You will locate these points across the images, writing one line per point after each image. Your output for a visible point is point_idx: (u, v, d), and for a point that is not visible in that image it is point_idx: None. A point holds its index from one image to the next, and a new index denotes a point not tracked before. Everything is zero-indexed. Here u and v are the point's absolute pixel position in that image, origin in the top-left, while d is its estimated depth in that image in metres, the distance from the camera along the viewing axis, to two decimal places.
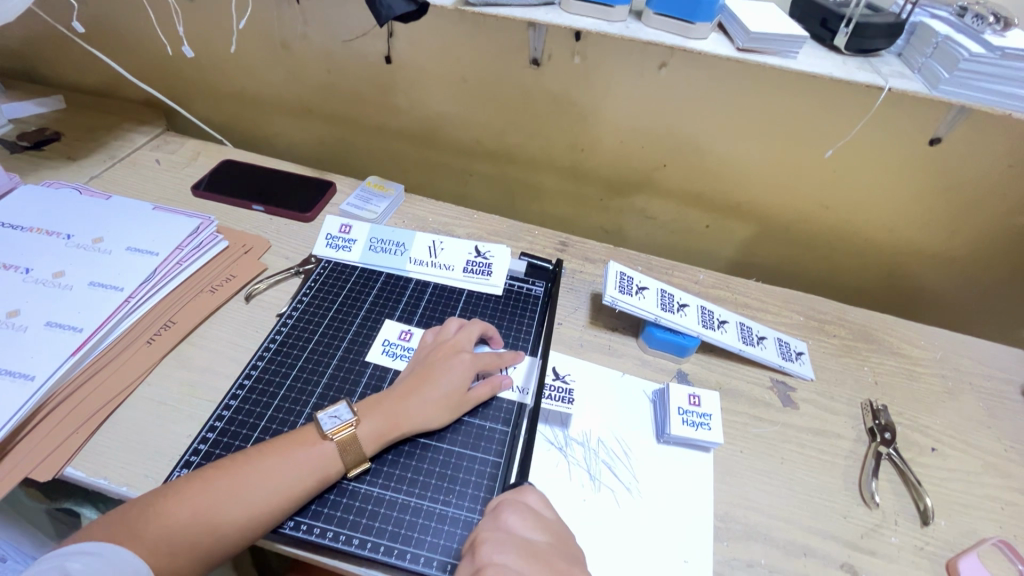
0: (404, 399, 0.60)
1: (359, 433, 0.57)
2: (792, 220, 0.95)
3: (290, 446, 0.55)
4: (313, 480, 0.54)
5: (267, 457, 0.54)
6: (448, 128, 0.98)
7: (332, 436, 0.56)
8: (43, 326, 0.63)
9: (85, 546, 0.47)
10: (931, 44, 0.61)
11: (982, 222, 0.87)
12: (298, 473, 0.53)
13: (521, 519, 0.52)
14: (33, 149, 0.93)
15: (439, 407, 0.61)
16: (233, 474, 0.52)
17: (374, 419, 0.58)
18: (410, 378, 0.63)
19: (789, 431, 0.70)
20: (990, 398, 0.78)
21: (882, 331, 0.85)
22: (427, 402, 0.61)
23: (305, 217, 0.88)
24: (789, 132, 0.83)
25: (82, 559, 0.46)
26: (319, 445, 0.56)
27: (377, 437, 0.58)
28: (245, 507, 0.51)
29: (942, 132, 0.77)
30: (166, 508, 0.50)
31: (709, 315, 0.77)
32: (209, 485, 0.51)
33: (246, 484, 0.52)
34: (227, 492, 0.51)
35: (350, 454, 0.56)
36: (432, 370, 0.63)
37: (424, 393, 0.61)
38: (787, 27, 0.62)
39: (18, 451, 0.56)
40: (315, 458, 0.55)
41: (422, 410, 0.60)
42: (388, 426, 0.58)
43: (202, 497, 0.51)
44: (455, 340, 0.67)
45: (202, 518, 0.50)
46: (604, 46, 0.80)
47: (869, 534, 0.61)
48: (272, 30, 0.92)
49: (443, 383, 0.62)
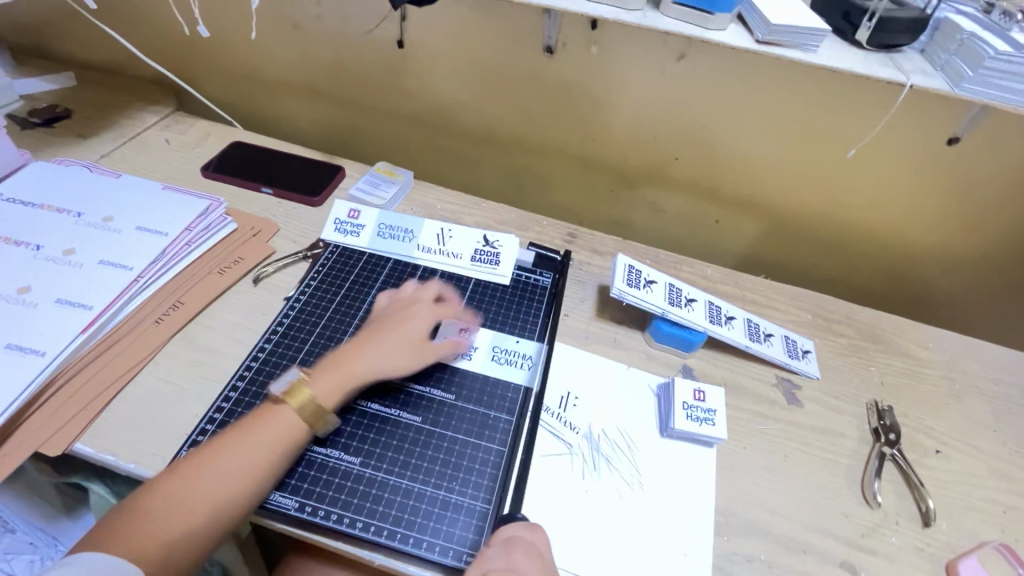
0: (355, 349, 0.62)
1: (314, 388, 0.58)
2: (803, 218, 0.94)
3: (271, 415, 0.56)
4: (305, 444, 0.56)
5: (258, 428, 0.55)
6: (459, 115, 0.97)
7: (290, 398, 0.57)
8: (54, 303, 0.64)
9: (93, 540, 0.47)
10: (956, 40, 0.60)
11: (996, 224, 0.86)
12: (290, 439, 0.55)
13: (532, 563, 0.49)
14: (44, 125, 0.93)
15: (396, 353, 0.62)
16: (233, 451, 0.53)
17: (326, 373, 0.59)
18: (363, 332, 0.64)
19: (792, 429, 0.70)
20: (997, 401, 0.77)
21: (889, 332, 0.84)
22: (382, 350, 0.62)
23: (313, 201, 0.87)
24: (805, 126, 0.82)
25: (87, 551, 0.46)
26: (284, 407, 0.56)
27: (335, 387, 0.59)
28: (250, 481, 0.52)
29: (961, 132, 0.77)
30: (175, 491, 0.50)
31: (716, 310, 0.77)
32: (213, 465, 0.52)
33: (250, 459, 0.53)
34: (232, 471, 0.52)
35: (314, 407, 0.57)
36: (383, 323, 0.65)
37: (377, 341, 0.62)
38: (809, 20, 0.60)
39: (28, 425, 0.57)
40: (298, 422, 0.56)
41: (379, 358, 0.61)
42: (341, 375, 0.59)
43: (208, 479, 0.51)
44: (408, 298, 0.69)
45: (212, 499, 0.51)
46: (621, 34, 0.79)
47: (869, 533, 0.62)
48: (284, 11, 0.92)
49: (399, 330, 0.64)
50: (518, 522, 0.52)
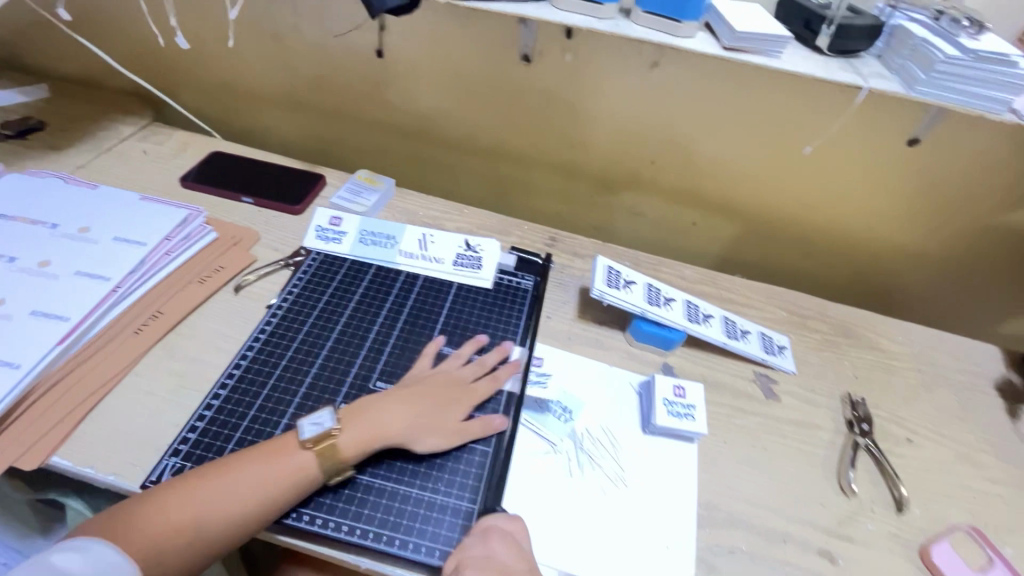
0: (386, 400, 0.60)
1: (338, 442, 0.56)
2: (775, 219, 0.97)
3: (268, 455, 0.54)
4: (290, 488, 0.53)
5: (243, 464, 0.54)
6: (439, 123, 0.99)
7: (310, 445, 0.55)
8: (28, 315, 0.63)
9: (71, 541, 0.49)
10: (908, 46, 0.63)
11: (958, 220, 0.90)
12: (277, 481, 0.53)
13: (507, 549, 0.52)
14: (16, 137, 0.92)
15: (428, 427, 0.60)
16: (207, 481, 0.52)
17: (355, 428, 0.57)
18: (394, 380, 0.63)
19: (770, 423, 0.72)
20: (964, 391, 0.80)
21: (861, 327, 0.87)
22: (417, 417, 0.60)
23: (294, 210, 0.88)
24: (774, 130, 0.85)
25: (63, 554, 0.47)
26: (301, 452, 0.55)
27: (357, 446, 0.56)
28: (227, 512, 0.51)
29: (920, 133, 0.80)
30: (143, 514, 0.50)
31: (694, 309, 0.79)
32: (183, 492, 0.52)
33: (224, 490, 0.52)
34: (212, 494, 0.52)
35: (332, 461, 0.55)
36: (412, 369, 0.64)
37: (417, 408, 0.60)
38: (772, 27, 0.63)
39: (3, 440, 0.55)
40: (293, 466, 0.54)
41: (412, 427, 0.59)
42: (369, 433, 0.57)
43: (179, 506, 0.51)
44: (435, 338, 0.69)
45: (184, 524, 0.50)
46: (594, 42, 0.81)
47: (846, 521, 0.63)
48: (263, 22, 0.92)
49: (429, 374, 0.64)
50: (500, 513, 0.55)
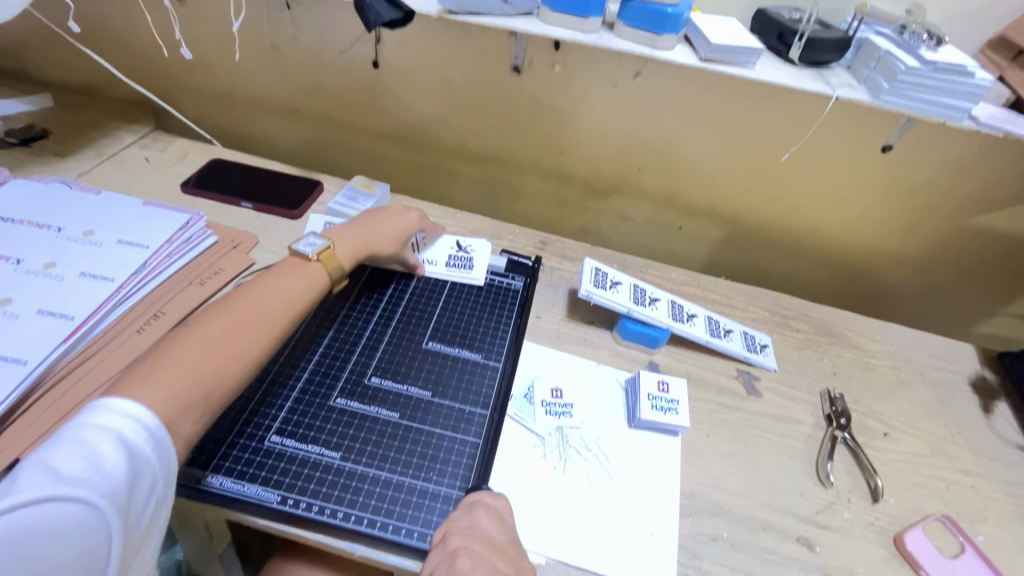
0: (368, 233, 0.75)
1: (336, 253, 0.70)
2: (758, 223, 1.01)
3: (280, 274, 0.64)
4: (304, 292, 0.64)
5: (259, 284, 0.62)
6: (433, 131, 1.02)
7: (316, 257, 0.67)
8: (35, 314, 0.65)
9: (128, 407, 0.46)
10: (874, 58, 0.66)
11: (932, 223, 0.93)
12: (293, 288, 0.64)
13: (492, 522, 0.54)
14: (21, 145, 0.94)
15: (392, 238, 0.77)
16: (229, 301, 0.59)
17: (343, 243, 0.72)
18: (369, 219, 0.77)
19: (752, 417, 0.74)
20: (939, 387, 0.83)
21: (841, 326, 0.90)
22: (383, 234, 0.76)
23: (292, 214, 0.90)
24: (755, 137, 0.89)
25: (132, 428, 0.45)
26: (306, 265, 0.67)
27: (349, 254, 0.71)
28: (255, 319, 0.59)
29: (892, 141, 0.84)
30: (174, 345, 0.53)
31: (679, 309, 0.82)
32: (211, 319, 0.57)
33: (248, 301, 0.60)
34: (231, 319, 0.57)
35: (336, 269, 0.69)
36: (384, 216, 0.79)
37: (382, 225, 0.77)
38: (746, 40, 0.67)
39: (10, 433, 0.57)
40: (305, 274, 0.66)
41: (381, 237, 0.76)
42: (357, 249, 0.72)
43: (206, 326, 0.56)
44: (402, 205, 0.82)
45: (217, 339, 0.55)
46: (581, 54, 0.85)
47: (824, 510, 0.66)
48: (263, 34, 0.95)
49: (397, 228, 0.78)
50: (487, 491, 0.58)
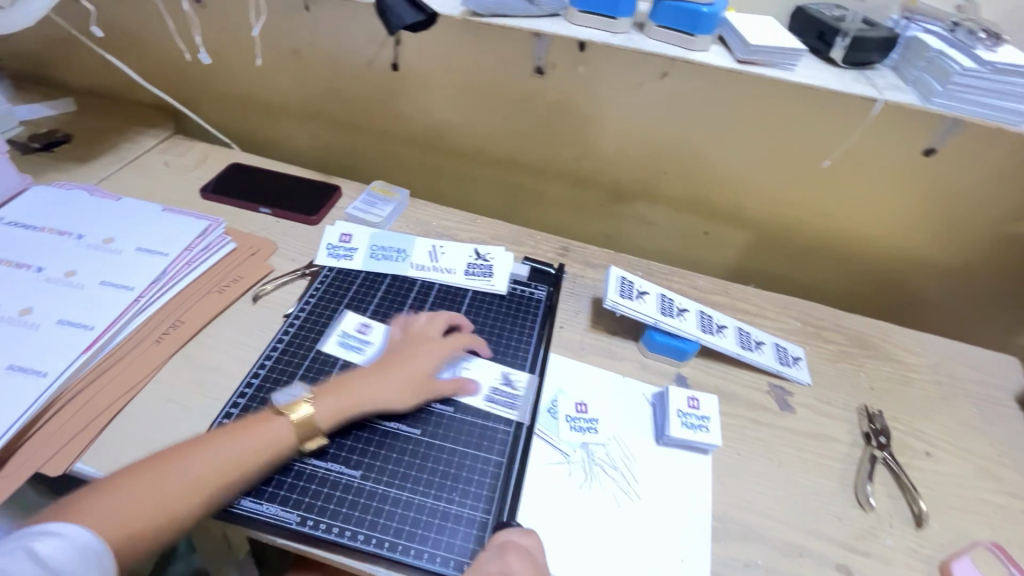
0: (364, 378, 0.63)
1: (313, 412, 0.59)
2: (789, 229, 0.97)
3: (245, 424, 0.57)
4: (267, 452, 0.56)
5: (217, 437, 0.55)
6: (453, 134, 1.00)
7: (287, 411, 0.58)
8: (55, 324, 0.65)
9: (42, 526, 0.45)
10: (924, 58, 0.63)
11: (976, 230, 0.89)
12: (252, 445, 0.55)
13: (525, 564, 0.51)
14: (43, 150, 0.94)
15: (402, 388, 0.63)
16: (184, 447, 0.54)
17: (329, 399, 0.60)
18: (375, 364, 0.65)
19: (785, 435, 0.71)
20: (985, 404, 0.79)
21: (878, 338, 0.86)
22: (387, 383, 0.63)
23: (310, 220, 0.89)
24: (788, 140, 0.85)
25: (46, 540, 0.44)
26: (274, 420, 0.58)
27: (332, 414, 0.59)
28: (197, 484, 0.52)
29: (936, 143, 0.80)
30: (111, 489, 0.50)
31: (707, 320, 0.79)
32: (156, 465, 0.52)
33: (198, 460, 0.53)
34: (179, 468, 0.52)
35: (307, 426, 0.58)
36: (397, 353, 0.66)
37: (387, 374, 0.63)
38: (786, 40, 0.64)
39: (29, 447, 0.57)
40: (272, 432, 0.57)
41: (381, 391, 0.62)
42: (344, 400, 0.60)
43: (148, 478, 0.51)
44: (424, 330, 0.70)
45: (150, 495, 0.51)
46: (607, 55, 0.82)
47: (864, 536, 0.63)
48: (281, 37, 0.94)
49: (409, 364, 0.64)
50: (516, 528, 0.54)
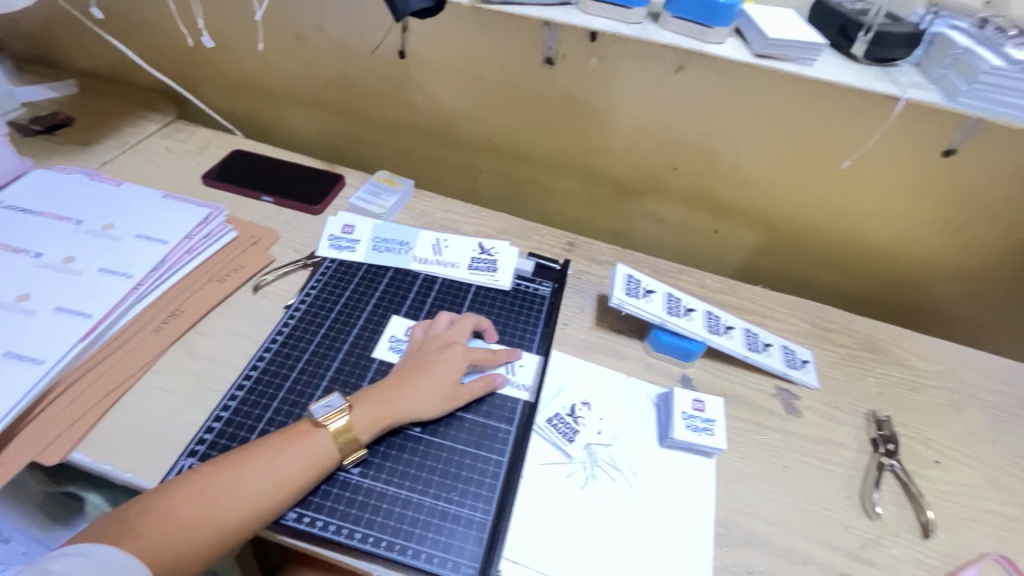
0: (398, 387, 0.61)
1: (352, 421, 0.57)
2: (801, 229, 0.95)
3: (284, 439, 0.55)
4: (310, 470, 0.54)
5: (259, 451, 0.54)
6: (459, 124, 0.98)
7: (326, 424, 0.57)
8: (53, 311, 0.64)
9: (73, 548, 0.47)
10: (949, 56, 0.61)
11: (993, 234, 0.87)
12: (295, 462, 0.54)
13: None
14: (45, 132, 0.93)
15: (433, 395, 0.61)
16: (229, 461, 0.53)
17: (366, 408, 0.59)
18: (403, 371, 0.63)
19: (791, 439, 0.70)
20: (995, 413, 0.77)
21: (888, 342, 0.85)
22: (421, 390, 0.61)
23: (313, 210, 0.88)
24: (802, 138, 0.83)
25: (65, 560, 0.45)
26: (316, 433, 0.56)
27: (371, 424, 0.58)
28: (242, 506, 0.51)
29: (956, 144, 0.78)
30: (161, 509, 0.49)
31: (715, 320, 0.77)
32: (206, 483, 0.51)
33: (249, 480, 0.52)
34: (224, 488, 0.51)
35: (350, 442, 0.57)
36: (429, 359, 0.64)
37: (419, 380, 0.62)
38: (805, 34, 0.62)
39: (24, 436, 0.56)
40: (313, 446, 0.55)
41: (416, 399, 0.60)
42: (381, 411, 0.59)
43: (192, 498, 0.50)
44: (447, 334, 0.68)
45: (195, 517, 0.49)
46: (619, 45, 0.80)
47: (869, 545, 0.61)
48: (287, 22, 0.92)
49: (438, 372, 0.63)
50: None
